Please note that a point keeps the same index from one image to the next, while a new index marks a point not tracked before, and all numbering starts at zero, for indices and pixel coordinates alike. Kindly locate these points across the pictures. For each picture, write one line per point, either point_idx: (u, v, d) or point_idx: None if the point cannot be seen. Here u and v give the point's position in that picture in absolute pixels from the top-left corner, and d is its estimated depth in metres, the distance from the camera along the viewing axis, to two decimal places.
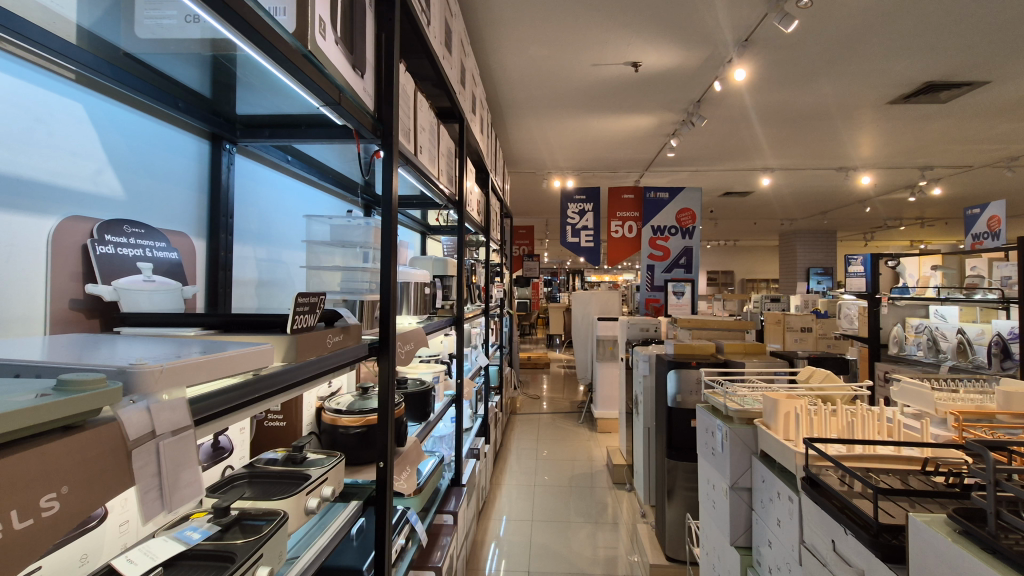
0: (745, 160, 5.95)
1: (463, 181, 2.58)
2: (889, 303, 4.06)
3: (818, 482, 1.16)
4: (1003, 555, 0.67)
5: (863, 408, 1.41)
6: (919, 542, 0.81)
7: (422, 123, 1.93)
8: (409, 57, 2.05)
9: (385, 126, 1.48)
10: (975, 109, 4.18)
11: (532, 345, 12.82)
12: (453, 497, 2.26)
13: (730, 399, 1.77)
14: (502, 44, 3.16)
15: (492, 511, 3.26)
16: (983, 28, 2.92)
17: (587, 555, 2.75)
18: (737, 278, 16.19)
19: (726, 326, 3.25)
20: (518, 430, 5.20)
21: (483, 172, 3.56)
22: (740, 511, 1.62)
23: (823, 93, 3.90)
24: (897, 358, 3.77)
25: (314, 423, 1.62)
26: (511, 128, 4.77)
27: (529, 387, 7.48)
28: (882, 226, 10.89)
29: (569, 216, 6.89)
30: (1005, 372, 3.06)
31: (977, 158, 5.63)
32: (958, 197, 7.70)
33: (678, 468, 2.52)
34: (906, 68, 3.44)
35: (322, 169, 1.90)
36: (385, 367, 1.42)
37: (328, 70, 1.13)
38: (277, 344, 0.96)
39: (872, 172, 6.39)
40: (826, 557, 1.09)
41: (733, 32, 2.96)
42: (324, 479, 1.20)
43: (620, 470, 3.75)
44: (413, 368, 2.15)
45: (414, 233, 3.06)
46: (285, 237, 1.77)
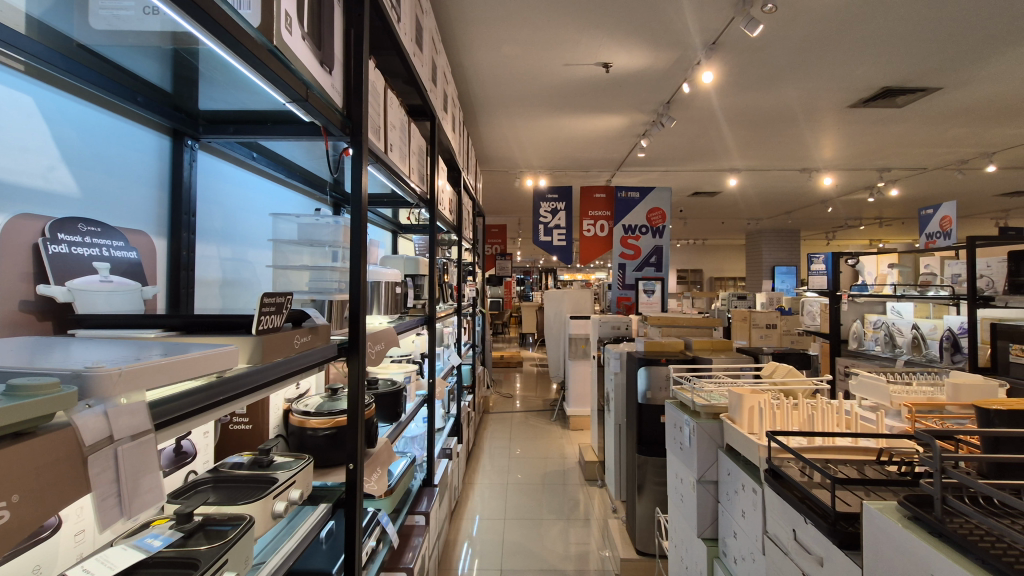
0: (712, 160, 6.08)
1: (434, 180, 2.57)
2: (849, 300, 4.21)
3: (780, 473, 1.19)
4: (948, 538, 0.71)
5: (824, 401, 1.47)
6: (873, 531, 0.84)
7: (393, 120, 1.91)
8: (378, 53, 2.02)
9: (355, 123, 1.46)
10: (929, 114, 4.38)
11: (505, 344, 12.82)
12: (424, 498, 2.24)
13: (697, 395, 1.81)
14: (474, 42, 3.15)
15: (464, 510, 3.25)
16: (936, 36, 3.05)
17: (559, 551, 2.78)
18: (705, 276, 16.55)
19: (694, 324, 3.32)
20: (491, 429, 5.20)
21: (455, 170, 3.54)
22: (707, 503, 1.66)
23: (787, 97, 4.02)
24: (856, 353, 3.96)
25: (281, 425, 1.59)
26: (483, 126, 4.77)
27: (502, 386, 7.51)
28: (842, 225, 11.28)
29: (542, 215, 6.93)
30: (955, 365, 3.27)
31: (931, 160, 5.88)
32: (913, 198, 8.04)
33: (648, 463, 2.57)
34: (865, 73, 3.57)
35: (289, 166, 1.85)
36: (354, 367, 1.40)
37: (294, 65, 1.12)
38: (242, 345, 0.94)
39: (833, 173, 6.61)
40: (787, 546, 1.12)
41: (701, 35, 3.02)
42: (291, 482, 1.18)
43: (592, 466, 3.79)
44: (384, 368, 2.12)
45: (385, 232, 3.03)
46: (250, 236, 1.72)
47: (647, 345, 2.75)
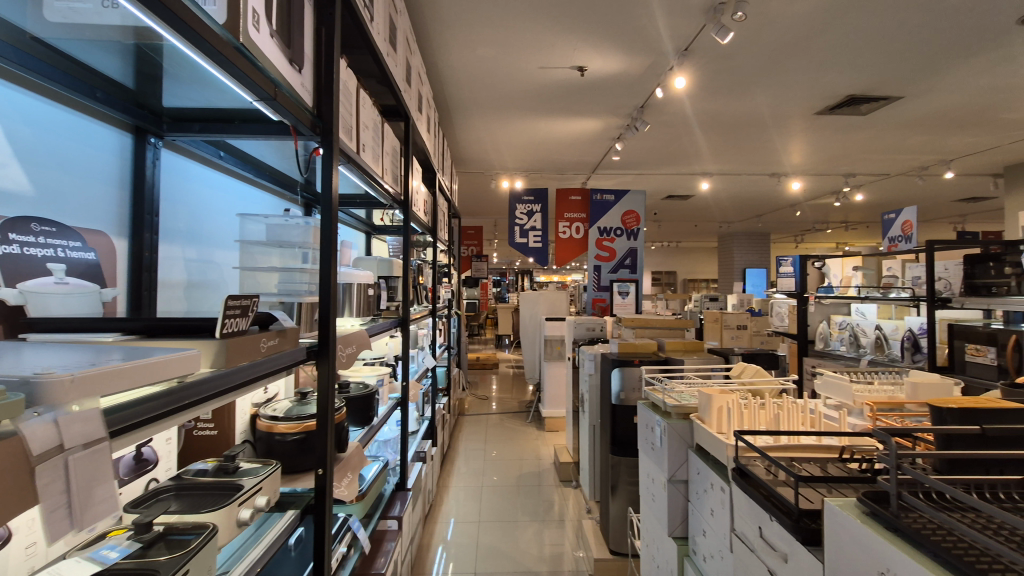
0: (685, 164, 6.18)
1: (408, 180, 2.54)
2: (816, 301, 4.33)
3: (746, 472, 1.21)
4: (905, 533, 0.73)
5: (790, 401, 1.50)
6: (834, 528, 0.86)
7: (365, 120, 1.89)
8: (350, 52, 1.99)
9: (325, 123, 1.44)
10: (891, 122, 4.53)
11: (481, 346, 12.79)
12: (398, 502, 2.22)
13: (669, 395, 1.84)
14: (449, 43, 3.13)
15: (439, 514, 3.23)
16: (897, 47, 3.16)
17: (534, 552, 2.78)
18: (679, 278, 16.82)
19: (667, 325, 3.37)
20: (466, 431, 5.18)
21: (429, 171, 3.52)
22: (677, 502, 1.69)
23: (756, 103, 4.11)
24: (822, 353, 4.07)
25: (248, 430, 1.55)
26: (459, 128, 4.75)
27: (478, 388, 7.49)
28: (811, 229, 11.60)
29: (518, 216, 6.94)
30: (915, 364, 3.38)
31: (894, 166, 6.09)
32: (877, 202, 8.32)
33: (621, 463, 2.59)
34: (831, 81, 3.67)
35: (258, 165, 1.81)
36: (324, 371, 1.38)
37: (261, 64, 1.09)
38: (205, 349, 0.92)
39: (801, 178, 6.79)
40: (754, 543, 1.14)
41: (673, 41, 3.07)
42: (258, 489, 1.15)
43: (567, 468, 3.81)
44: (356, 370, 2.09)
45: (358, 233, 2.99)
46: (217, 236, 1.67)
47: (621, 347, 2.77)
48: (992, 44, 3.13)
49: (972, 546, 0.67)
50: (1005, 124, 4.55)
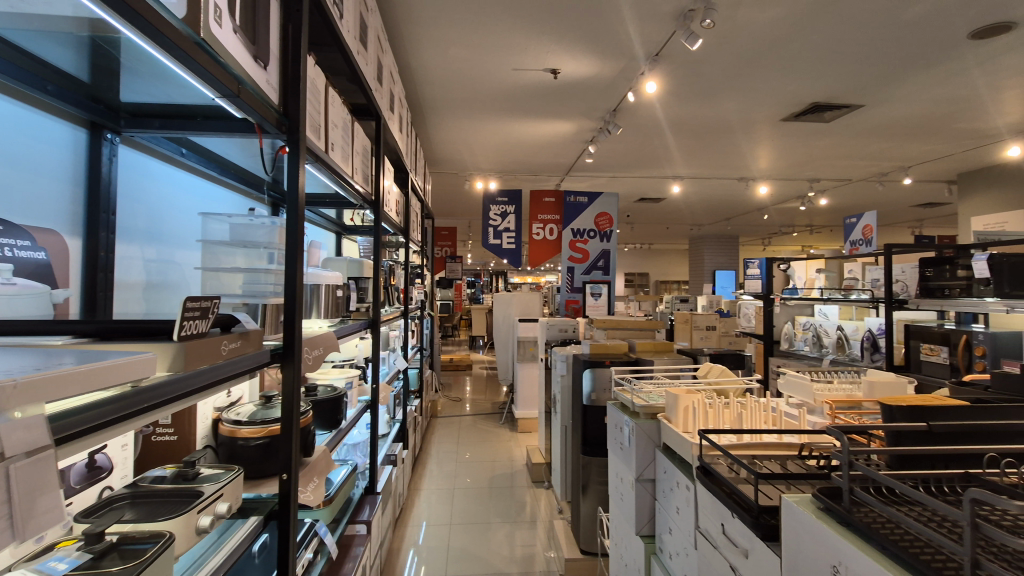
0: (656, 167, 6.27)
1: (379, 180, 2.51)
2: (781, 303, 4.45)
3: (710, 470, 1.24)
4: (857, 527, 0.76)
5: (754, 400, 1.54)
6: (792, 523, 0.88)
7: (334, 119, 1.86)
8: (318, 49, 1.95)
9: (292, 122, 1.42)
10: (852, 129, 4.69)
11: (455, 347, 12.74)
12: (367, 506, 2.19)
13: (637, 395, 1.86)
14: (421, 42, 3.11)
15: (409, 517, 3.20)
16: (858, 57, 3.27)
17: (505, 554, 2.78)
18: (651, 279, 17.08)
19: (638, 326, 3.42)
20: (438, 433, 5.15)
21: (401, 171, 3.49)
22: (645, 501, 1.71)
23: (725, 109, 4.20)
24: (787, 352, 4.18)
25: (210, 435, 1.51)
26: (432, 128, 4.72)
27: (451, 389, 7.45)
28: (778, 232, 11.92)
29: (491, 217, 6.94)
30: (875, 364, 3.51)
31: (855, 172, 6.30)
32: (839, 207, 8.60)
33: (592, 464, 2.61)
34: (796, 89, 3.78)
35: (222, 163, 1.76)
36: (289, 374, 1.35)
37: (224, 60, 1.07)
38: (161, 353, 0.89)
39: (768, 182, 6.97)
40: (717, 540, 1.17)
41: (645, 46, 3.12)
42: (218, 495, 1.12)
43: (539, 469, 3.83)
44: (324, 373, 2.06)
45: (328, 233, 2.94)
46: (177, 236, 1.62)
47: (593, 348, 2.79)
48: (945, 57, 3.27)
49: (921, 539, 0.70)
50: (958, 133, 4.76)
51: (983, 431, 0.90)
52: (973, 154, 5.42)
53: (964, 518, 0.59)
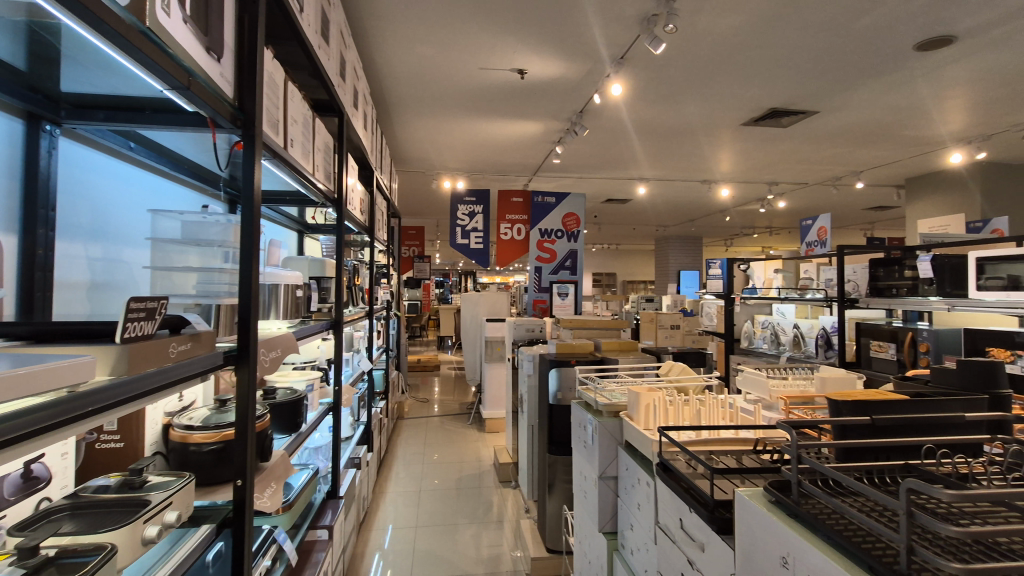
0: (622, 169, 6.36)
1: (342, 178, 2.47)
2: (741, 302, 4.58)
3: (669, 467, 1.26)
4: (804, 519, 0.78)
5: (712, 397, 1.58)
6: (744, 516, 0.90)
7: (294, 115, 1.81)
8: (277, 42, 1.90)
9: (247, 116, 1.37)
10: (808, 135, 4.87)
11: (423, 347, 12.63)
12: (328, 511, 2.14)
13: (601, 394, 1.88)
14: (386, 39, 3.07)
15: (374, 521, 3.15)
16: (814, 65, 3.39)
17: (471, 555, 2.78)
18: (618, 279, 17.32)
19: (603, 326, 3.45)
20: (405, 435, 5.09)
21: (366, 169, 3.43)
22: (607, 498, 1.73)
23: (688, 112, 4.30)
24: (747, 350, 4.31)
25: (161, 441, 1.45)
26: (398, 126, 4.66)
27: (419, 390, 7.39)
28: (739, 233, 12.27)
29: (459, 217, 6.91)
30: (828, 360, 3.66)
31: (811, 176, 6.54)
32: (797, 209, 8.91)
33: (558, 463, 2.63)
34: (755, 94, 3.90)
35: (174, 158, 1.69)
36: (244, 377, 1.32)
37: (173, 51, 1.03)
38: (102, 356, 0.85)
39: (730, 185, 7.16)
40: (675, 534, 1.19)
41: (610, 49, 3.15)
42: (167, 503, 1.07)
43: (506, 468, 3.83)
44: (284, 375, 2.00)
45: (290, 232, 2.87)
46: (125, 233, 1.55)
47: (559, 348, 2.81)
48: (894, 67, 3.42)
49: (865, 531, 0.72)
50: (906, 140, 4.99)
51: (922, 423, 0.95)
52: (920, 160, 5.70)
53: (900, 507, 0.62)
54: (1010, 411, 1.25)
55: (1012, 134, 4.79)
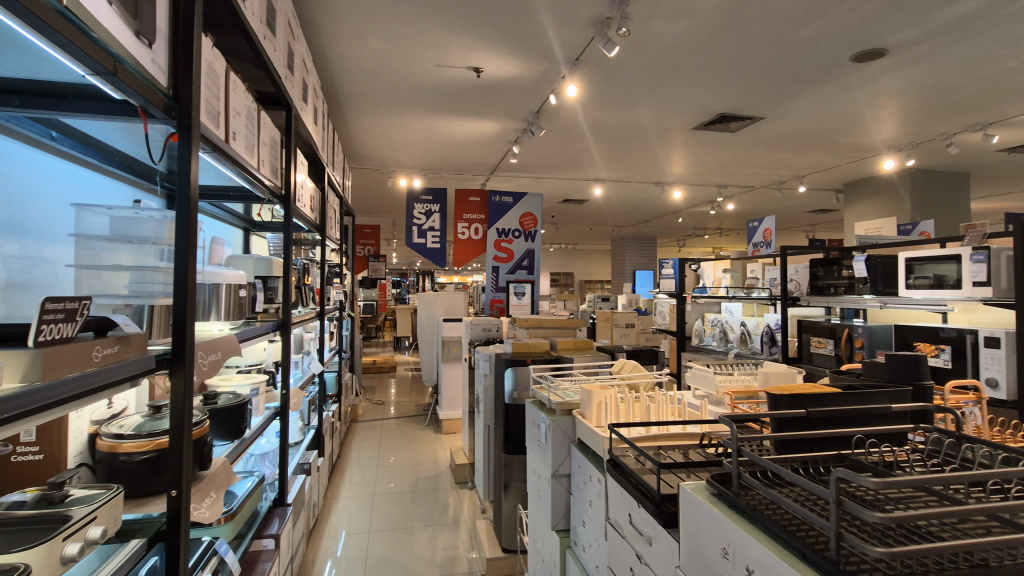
0: (578, 170, 6.44)
1: (290, 174, 2.38)
2: (692, 301, 4.73)
3: (619, 463, 1.27)
4: (743, 509, 0.81)
5: (661, 393, 1.61)
6: (688, 510, 0.92)
7: (236, 106, 1.73)
8: (218, 30, 1.81)
9: (182, 107, 1.30)
10: (755, 139, 5.06)
11: (379, 348, 12.41)
12: (275, 519, 2.07)
13: (554, 393, 1.89)
14: (337, 32, 2.99)
15: (326, 527, 3.06)
16: (759, 72, 3.53)
17: (426, 558, 2.74)
18: (576, 279, 17.55)
19: (559, 325, 3.49)
20: (359, 438, 4.98)
21: (317, 165, 3.33)
22: (560, 496, 1.74)
23: (641, 115, 4.39)
24: (698, 348, 4.45)
25: (86, 452, 1.36)
26: (351, 121, 4.56)
27: (374, 392, 7.25)
28: (691, 234, 12.65)
29: (415, 216, 6.82)
30: (772, 356, 3.76)
31: (758, 180, 6.81)
32: (745, 211, 9.26)
33: (513, 462, 2.63)
34: (704, 99, 4.02)
35: (102, 149, 1.57)
36: (179, 382, 1.25)
37: (96, 34, 0.96)
38: (12, 361, 0.78)
39: (682, 187, 7.37)
40: (624, 529, 1.20)
41: (565, 49, 3.17)
42: (92, 518, 1.00)
43: (462, 469, 3.80)
44: (226, 380, 1.91)
45: (236, 229, 2.75)
46: (47, 229, 1.42)
47: (514, 348, 2.81)
48: (832, 76, 3.60)
49: (801, 521, 0.75)
50: (843, 147, 5.27)
51: (853, 415, 1.00)
52: (855, 166, 6.03)
53: (830, 496, 0.64)
54: (933, 401, 1.33)
55: (937, 143, 5.13)
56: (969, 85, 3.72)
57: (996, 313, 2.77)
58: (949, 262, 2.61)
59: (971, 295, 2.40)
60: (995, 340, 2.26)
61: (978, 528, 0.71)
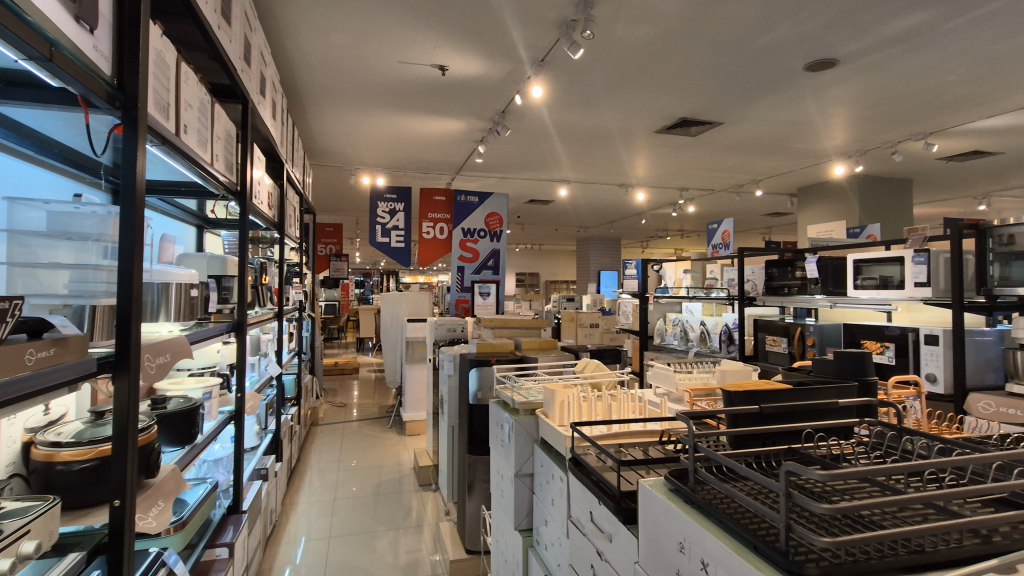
0: (544, 171, 6.48)
1: (246, 169, 2.30)
2: (654, 301, 4.82)
3: (581, 461, 1.28)
4: (697, 504, 0.83)
5: (623, 391, 1.63)
6: (646, 506, 0.93)
7: (188, 97, 1.66)
8: (169, 18, 1.73)
9: (128, 98, 1.24)
10: (714, 144, 5.21)
11: (341, 350, 12.16)
12: (229, 527, 1.99)
13: (517, 393, 1.89)
14: (298, 24, 2.90)
15: (284, 534, 2.98)
16: (717, 78, 3.63)
17: (389, 561, 2.71)
18: (541, 279, 17.65)
19: (524, 325, 3.50)
20: (319, 441, 4.87)
21: (275, 162, 3.24)
22: (523, 495, 1.74)
23: (605, 117, 4.45)
24: (659, 347, 4.54)
25: (21, 461, 1.27)
26: (313, 117, 4.44)
27: (336, 395, 7.10)
28: (654, 236, 12.90)
29: (379, 215, 6.72)
30: (730, 354, 3.87)
31: (717, 183, 7.01)
32: (705, 214, 9.51)
33: (477, 462, 2.62)
34: (666, 103, 4.11)
35: (39, 140, 1.48)
36: (122, 386, 1.19)
37: (29, 17, 0.90)
38: None
39: (644, 189, 7.50)
40: (585, 527, 1.21)
41: (530, 50, 3.18)
42: (24, 532, 0.93)
43: (426, 471, 3.76)
44: (176, 383, 1.83)
45: (188, 226, 2.65)
46: None
47: (479, 347, 2.80)
48: (786, 85, 3.74)
49: (753, 514, 0.77)
50: (797, 152, 5.48)
51: (802, 410, 1.04)
52: (808, 171, 6.28)
53: (780, 488, 0.66)
54: (876, 395, 1.40)
55: (883, 151, 5.40)
56: (911, 96, 3.93)
57: (935, 312, 2.93)
58: (894, 264, 2.76)
59: (913, 295, 2.53)
60: (934, 337, 2.38)
61: (915, 516, 0.74)
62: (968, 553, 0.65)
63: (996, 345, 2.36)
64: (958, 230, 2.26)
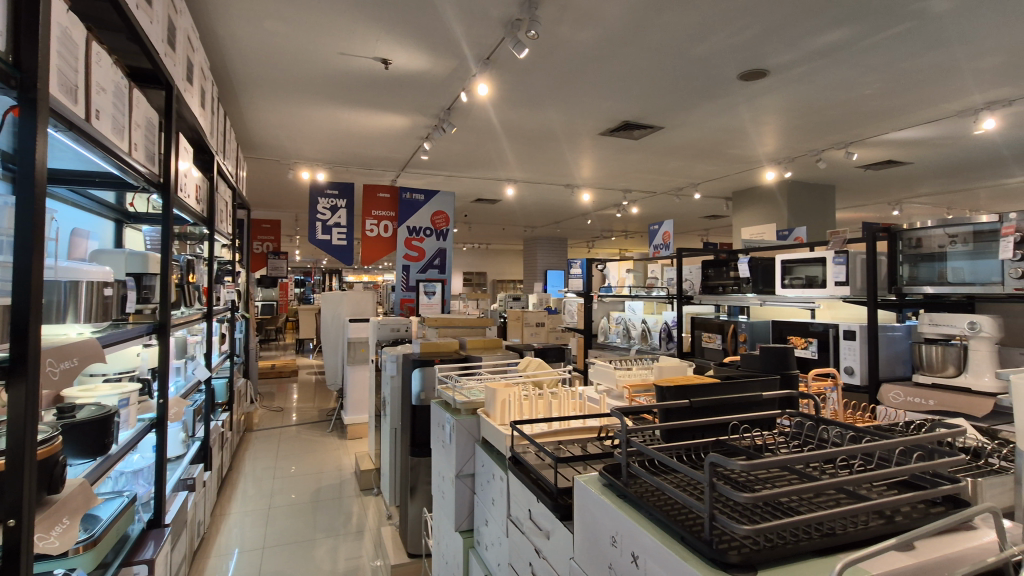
0: (491, 170, 6.47)
1: (170, 160, 2.16)
2: (597, 300, 4.93)
3: (520, 460, 1.28)
4: (629, 498, 0.84)
5: (563, 389, 1.64)
6: (581, 502, 0.94)
7: (100, 79, 1.53)
8: None
9: (28, 78, 1.13)
10: (654, 148, 5.39)
11: (279, 351, 11.67)
12: (150, 542, 1.86)
13: (459, 393, 1.87)
14: (228, 7, 2.74)
15: (213, 547, 2.82)
16: (657, 83, 3.75)
17: (327, 569, 2.63)
18: (489, 278, 17.66)
19: (468, 324, 3.51)
20: (254, 447, 4.66)
21: (204, 153, 3.05)
22: (464, 496, 1.73)
23: (550, 118, 4.49)
24: (602, 345, 4.65)
25: None
26: (248, 108, 4.24)
27: (273, 399, 6.81)
28: (598, 236, 13.20)
29: (319, 211, 6.50)
30: (668, 351, 4.02)
31: (658, 186, 7.25)
32: (647, 215, 9.81)
33: (420, 464, 2.59)
34: (609, 107, 4.21)
35: None
36: (16, 394, 1.08)
37: None
38: None
39: (589, 190, 7.64)
40: (524, 525, 1.22)
41: (475, 47, 3.16)
42: None
43: (368, 475, 3.67)
44: (87, 389, 1.68)
45: (105, 221, 2.46)
46: None
47: (423, 347, 2.76)
48: (721, 92, 3.91)
49: (683, 507, 0.79)
50: (731, 158, 5.74)
51: (729, 403, 1.08)
52: (742, 176, 6.60)
53: (705, 480, 0.68)
54: (798, 387, 1.48)
55: (809, 158, 5.75)
56: (833, 108, 4.21)
57: (854, 310, 3.15)
58: (816, 265, 2.93)
59: (833, 293, 2.71)
60: (852, 332, 2.55)
61: (828, 500, 0.79)
62: (873, 534, 0.70)
63: (904, 339, 2.56)
64: (872, 233, 2.42)
